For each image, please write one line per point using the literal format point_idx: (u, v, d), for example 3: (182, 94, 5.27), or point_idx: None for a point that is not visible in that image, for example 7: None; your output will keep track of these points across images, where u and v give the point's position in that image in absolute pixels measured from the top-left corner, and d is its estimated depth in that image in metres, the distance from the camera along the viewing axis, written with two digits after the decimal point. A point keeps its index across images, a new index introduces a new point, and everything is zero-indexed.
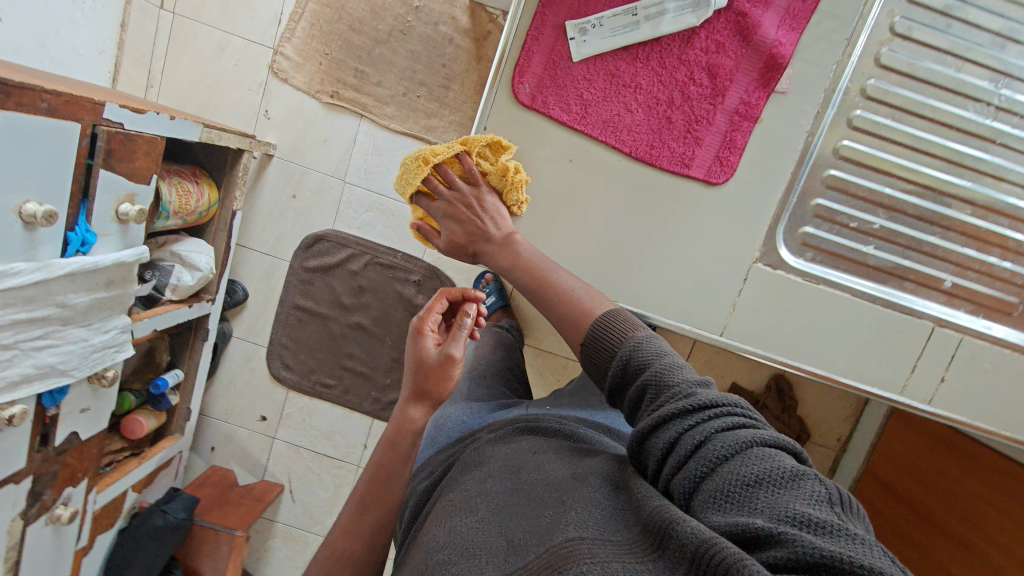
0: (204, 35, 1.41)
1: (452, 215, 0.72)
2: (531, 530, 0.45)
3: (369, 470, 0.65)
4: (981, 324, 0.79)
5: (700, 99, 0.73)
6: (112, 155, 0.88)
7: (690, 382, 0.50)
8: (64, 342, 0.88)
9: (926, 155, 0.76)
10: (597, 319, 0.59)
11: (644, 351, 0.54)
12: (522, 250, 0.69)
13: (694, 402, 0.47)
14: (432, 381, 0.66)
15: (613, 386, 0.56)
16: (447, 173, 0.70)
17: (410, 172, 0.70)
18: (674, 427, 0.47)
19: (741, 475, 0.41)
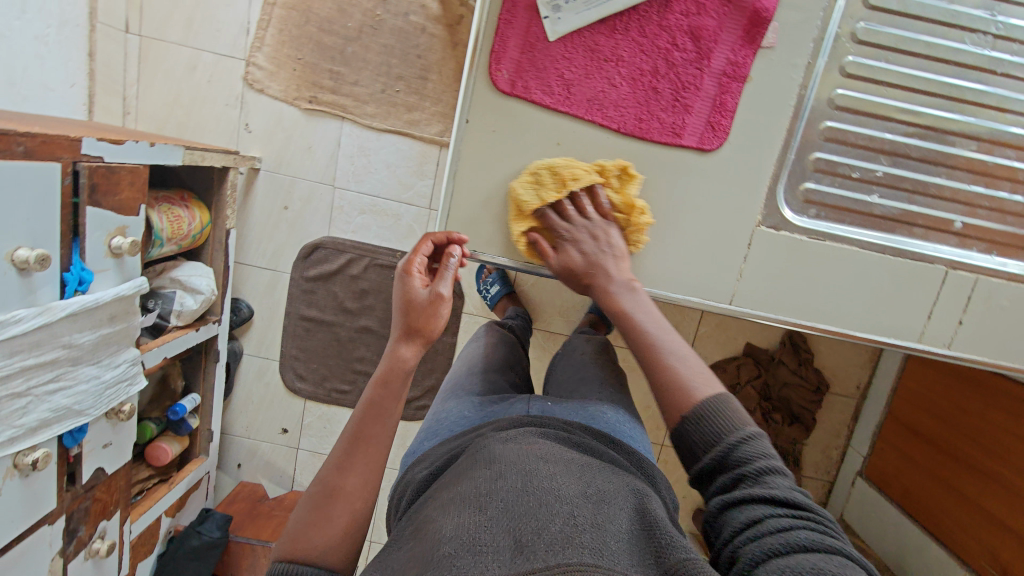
0: (173, 54, 1.38)
1: (575, 242, 0.71)
2: (541, 535, 0.46)
3: (360, 406, 0.63)
4: (996, 262, 0.77)
5: (685, 64, 0.70)
6: (97, 191, 0.87)
7: (788, 487, 0.53)
8: (76, 382, 0.89)
9: (924, 94, 0.73)
10: (711, 399, 0.58)
11: (752, 449, 0.55)
12: (633, 311, 0.67)
13: (789, 500, 0.51)
14: (423, 315, 0.66)
15: (702, 466, 0.58)
16: (582, 199, 0.72)
17: (545, 187, 0.72)
18: (763, 512, 0.51)
19: (818, 567, 0.45)
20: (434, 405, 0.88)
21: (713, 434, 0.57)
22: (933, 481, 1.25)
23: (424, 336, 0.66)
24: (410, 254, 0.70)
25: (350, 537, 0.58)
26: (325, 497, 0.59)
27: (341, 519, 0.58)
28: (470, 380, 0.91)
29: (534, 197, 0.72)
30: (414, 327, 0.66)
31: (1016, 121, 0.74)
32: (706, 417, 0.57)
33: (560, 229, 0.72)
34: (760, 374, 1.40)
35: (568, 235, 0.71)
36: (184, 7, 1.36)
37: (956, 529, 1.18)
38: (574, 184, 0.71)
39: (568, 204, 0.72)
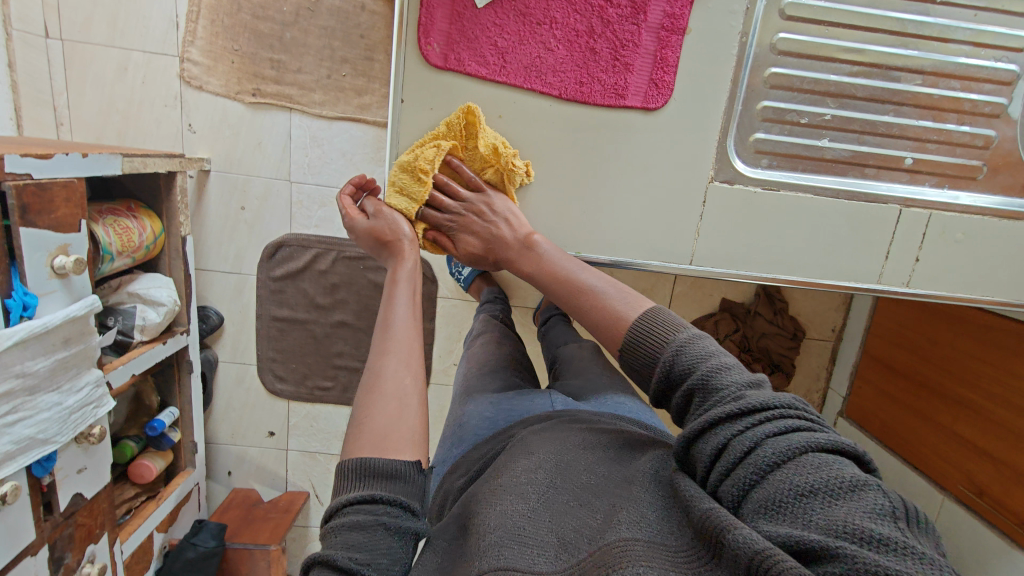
0: (101, 57, 1.31)
1: (464, 227, 0.75)
2: (583, 531, 0.47)
3: (386, 302, 0.68)
4: (947, 196, 0.77)
5: (621, 21, 0.68)
6: (28, 211, 0.82)
7: (740, 383, 0.50)
8: (37, 411, 0.85)
9: (866, 31, 0.72)
10: (635, 323, 0.59)
11: (690, 361, 0.52)
12: (538, 264, 0.69)
13: (742, 407, 0.47)
14: (392, 230, 0.74)
15: (662, 396, 0.55)
16: (447, 184, 0.74)
17: (409, 186, 0.73)
18: (722, 432, 0.47)
19: (793, 485, 0.41)
20: (451, 412, 0.89)
21: (653, 355, 0.56)
22: (909, 413, 1.29)
23: (409, 240, 0.74)
24: (344, 216, 0.77)
25: (411, 408, 0.59)
26: (374, 377, 0.61)
27: (394, 393, 0.59)
28: (478, 379, 0.91)
29: (409, 205, 0.74)
30: (393, 242, 0.74)
31: (959, 51, 0.73)
32: (636, 340, 0.58)
33: (444, 222, 0.76)
34: (738, 328, 1.41)
35: (455, 223, 0.75)
36: (105, 5, 1.27)
37: (932, 457, 1.22)
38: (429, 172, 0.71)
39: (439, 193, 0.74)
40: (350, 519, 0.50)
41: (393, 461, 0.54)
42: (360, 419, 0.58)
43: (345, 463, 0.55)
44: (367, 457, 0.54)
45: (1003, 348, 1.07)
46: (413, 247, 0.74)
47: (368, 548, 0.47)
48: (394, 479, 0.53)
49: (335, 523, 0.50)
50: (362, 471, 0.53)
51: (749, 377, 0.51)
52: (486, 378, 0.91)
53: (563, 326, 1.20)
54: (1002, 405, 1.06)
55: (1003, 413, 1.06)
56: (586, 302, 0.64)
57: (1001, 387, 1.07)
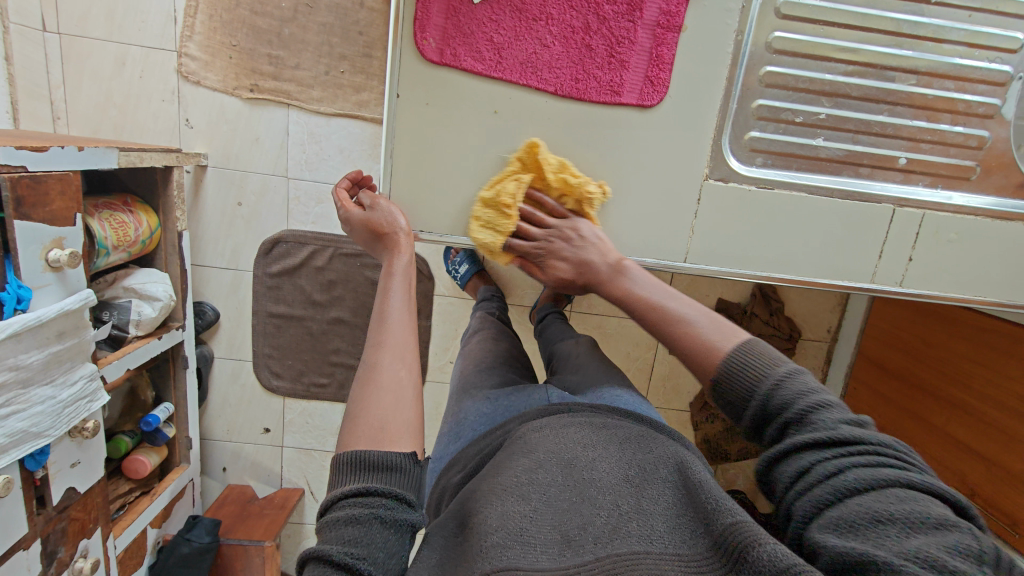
0: (99, 51, 1.30)
1: (552, 253, 0.70)
2: (587, 529, 0.49)
3: (381, 295, 0.67)
4: (941, 196, 0.78)
5: (617, 18, 0.68)
6: (23, 203, 0.82)
7: (838, 418, 0.49)
8: (30, 405, 0.85)
9: (861, 31, 0.72)
10: (728, 353, 0.55)
11: (788, 391, 0.51)
12: (633, 292, 0.63)
13: (834, 438, 0.47)
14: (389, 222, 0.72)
15: (750, 423, 0.54)
16: (532, 213, 0.71)
17: (497, 223, 0.72)
18: (809, 456, 0.48)
19: (874, 512, 0.43)
20: (448, 408, 0.89)
21: (748, 385, 0.53)
22: (902, 414, 1.29)
23: (405, 233, 0.72)
24: (342, 208, 0.76)
25: (408, 401, 0.59)
26: (370, 370, 0.61)
27: (390, 385, 0.59)
28: (475, 375, 0.91)
29: (495, 237, 0.72)
30: (389, 235, 0.71)
31: (954, 51, 0.73)
32: (732, 372, 0.54)
33: (531, 253, 0.71)
34: None
35: (543, 249, 0.70)
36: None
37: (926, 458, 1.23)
38: (512, 201, 0.70)
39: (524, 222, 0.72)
40: (345, 512, 0.50)
41: (388, 454, 0.54)
42: (356, 413, 0.58)
43: (339, 456, 0.55)
44: (361, 449, 0.54)
45: (996, 349, 1.07)
46: (408, 240, 0.71)
47: (364, 542, 0.48)
48: (388, 471, 0.53)
49: (330, 517, 0.50)
50: (356, 464, 0.53)
51: (850, 415, 0.50)
52: (483, 375, 0.91)
53: (559, 324, 1.20)
54: (994, 405, 1.07)
55: (996, 414, 1.06)
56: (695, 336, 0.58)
57: (995, 389, 1.07)
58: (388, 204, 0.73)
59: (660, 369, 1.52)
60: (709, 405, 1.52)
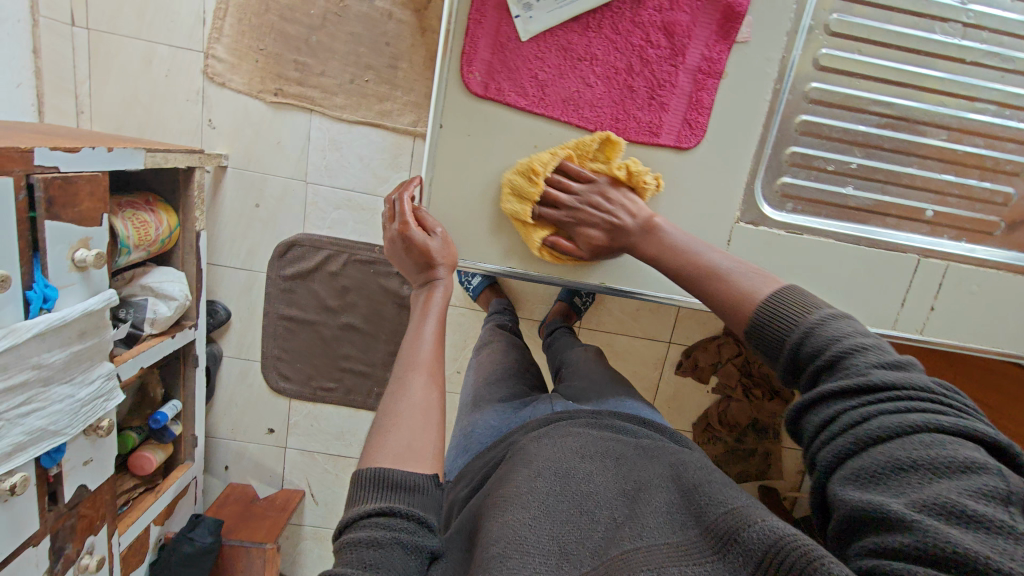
0: (127, 48, 1.31)
1: (582, 221, 0.73)
2: (584, 543, 0.50)
3: (417, 319, 0.69)
4: (964, 249, 0.79)
5: (659, 62, 0.71)
6: (54, 204, 0.83)
7: (874, 362, 0.50)
8: (49, 403, 0.86)
9: (896, 85, 0.74)
10: (762, 304, 0.58)
11: (819, 335, 0.53)
12: (671, 242, 0.68)
13: (864, 382, 0.48)
14: (437, 255, 0.72)
15: (785, 369, 0.56)
16: (563, 181, 0.73)
17: (524, 188, 0.73)
18: (837, 405, 0.49)
19: (897, 458, 0.44)
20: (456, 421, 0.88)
21: (782, 331, 0.56)
22: None
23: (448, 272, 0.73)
24: (399, 220, 0.72)
25: (437, 425, 0.60)
26: (400, 389, 0.61)
27: (421, 404, 0.60)
28: (483, 390, 0.90)
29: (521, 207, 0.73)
30: (433, 269, 0.71)
31: (985, 109, 0.75)
32: (761, 322, 0.58)
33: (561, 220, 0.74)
34: (739, 352, 1.46)
35: (572, 214, 0.73)
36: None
37: None
38: (545, 170, 0.72)
39: (552, 190, 0.73)
40: (367, 534, 0.49)
41: (411, 474, 0.54)
42: (384, 430, 0.58)
43: (362, 471, 0.55)
44: (384, 468, 0.54)
45: (1009, 394, 1.08)
46: (449, 281, 0.73)
47: (384, 567, 0.46)
48: (412, 492, 0.53)
49: (350, 537, 0.49)
50: (379, 481, 0.53)
51: (889, 358, 0.50)
52: (490, 388, 0.91)
53: (569, 337, 1.20)
54: None
55: None
56: (711, 288, 0.64)
57: (1003, 431, 1.08)
58: (446, 239, 0.74)
59: (666, 390, 1.53)
60: (712, 427, 1.53)
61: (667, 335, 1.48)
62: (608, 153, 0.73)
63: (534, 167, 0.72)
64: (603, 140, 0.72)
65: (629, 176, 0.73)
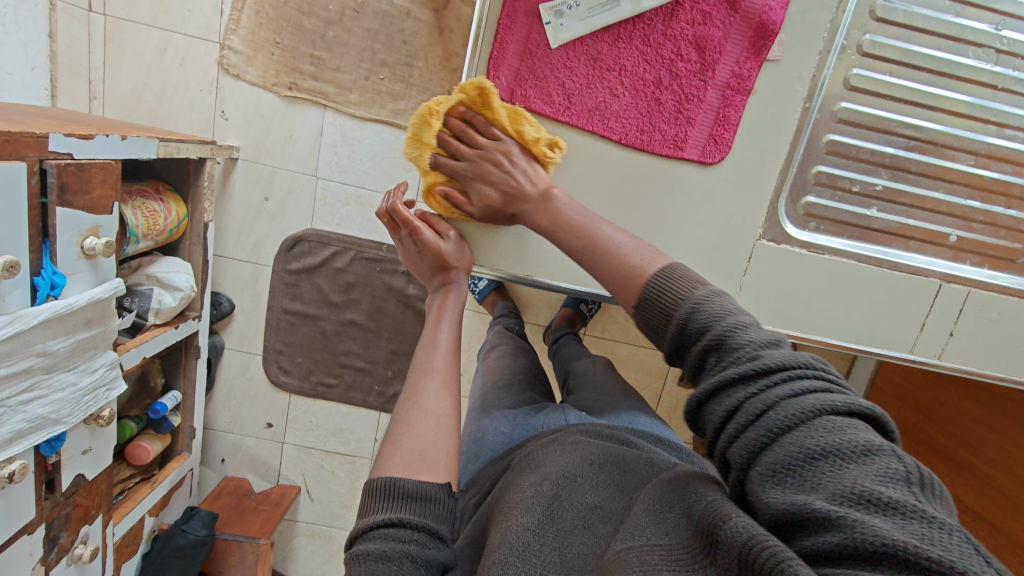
0: (141, 36, 1.31)
1: (480, 177, 0.70)
2: (587, 556, 0.49)
3: (432, 323, 0.69)
4: (985, 275, 0.80)
5: (689, 75, 0.71)
6: (66, 190, 0.82)
7: (759, 343, 0.49)
8: (51, 391, 0.85)
9: (924, 109, 0.75)
10: (650, 282, 0.57)
11: (703, 317, 0.51)
12: (564, 213, 0.66)
13: (758, 367, 0.46)
14: (455, 257, 0.72)
15: (674, 352, 0.54)
16: (464, 131, 0.70)
17: (418, 130, 0.71)
18: (737, 393, 0.47)
19: (805, 448, 0.41)
20: (466, 427, 0.87)
21: (668, 313, 0.54)
22: None
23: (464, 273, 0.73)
24: (406, 229, 0.71)
25: (449, 431, 0.59)
26: (414, 394, 0.61)
27: (433, 412, 0.59)
28: (492, 394, 0.90)
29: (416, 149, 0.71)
30: (452, 270, 0.72)
31: (1013, 136, 0.76)
32: (651, 299, 0.56)
33: (458, 173, 0.71)
34: None
35: (469, 170, 0.70)
36: None
37: None
38: (439, 113, 0.68)
39: (450, 139, 0.70)
40: (376, 547, 0.47)
41: (422, 483, 0.53)
42: (396, 436, 0.58)
43: (373, 482, 0.54)
44: (395, 478, 0.53)
45: (1014, 418, 1.08)
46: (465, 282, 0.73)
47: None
48: (422, 502, 0.52)
49: (360, 551, 0.48)
50: (389, 492, 0.52)
51: (767, 338, 0.50)
52: (500, 393, 0.90)
53: (575, 345, 1.20)
54: (1005, 473, 1.08)
55: (1006, 481, 1.07)
56: (598, 255, 0.62)
57: (1007, 455, 1.08)
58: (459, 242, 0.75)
59: (667, 400, 1.53)
60: None
61: None
62: (510, 114, 0.69)
63: (429, 110, 0.69)
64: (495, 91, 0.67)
65: (529, 145, 0.69)
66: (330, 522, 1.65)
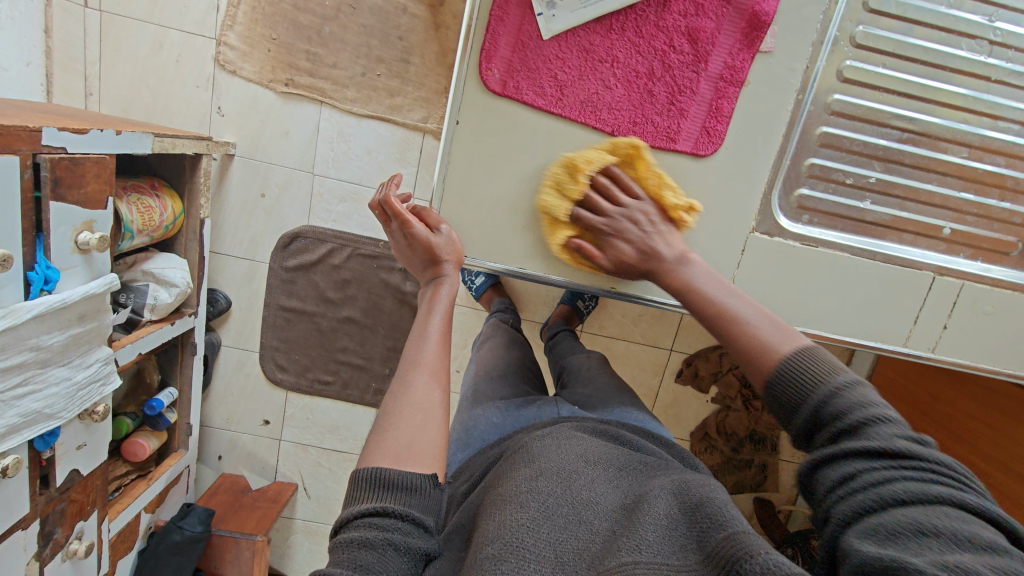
0: (137, 32, 1.30)
1: (619, 234, 0.71)
2: (582, 554, 0.48)
3: (422, 315, 0.68)
4: (980, 267, 0.80)
5: (682, 67, 0.71)
6: (60, 184, 0.82)
7: (897, 432, 0.48)
8: (45, 386, 0.85)
9: (917, 101, 0.75)
10: (788, 355, 0.56)
11: (847, 400, 0.51)
12: (695, 283, 0.66)
13: (886, 447, 0.46)
14: (444, 250, 0.71)
15: (799, 426, 0.54)
16: (608, 186, 0.72)
17: (564, 181, 0.73)
18: (857, 464, 0.47)
19: (917, 522, 0.41)
20: (456, 418, 0.86)
21: (804, 387, 0.53)
22: None
23: (454, 266, 0.72)
24: (398, 222, 0.71)
25: (438, 424, 0.59)
26: (404, 386, 0.61)
27: (422, 404, 0.59)
28: (485, 385, 0.90)
29: (557, 200, 0.73)
30: (442, 263, 0.71)
31: (1006, 128, 0.76)
32: (782, 372, 0.55)
33: (598, 226, 0.72)
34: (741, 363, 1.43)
35: (611, 225, 0.71)
36: None
37: None
38: (590, 171, 0.72)
39: (595, 195, 0.72)
40: (360, 535, 0.49)
41: (408, 474, 0.54)
42: (384, 427, 0.58)
43: (359, 471, 0.55)
44: (380, 467, 0.54)
45: (1009, 414, 1.08)
46: (456, 275, 0.72)
47: (375, 568, 0.46)
48: (407, 492, 0.53)
49: (343, 537, 0.49)
50: (376, 481, 0.53)
51: (907, 433, 0.49)
52: (493, 385, 0.90)
53: (571, 341, 1.19)
54: (1000, 468, 1.08)
55: (1000, 477, 1.07)
56: (733, 328, 0.61)
57: (1002, 450, 1.08)
58: (450, 235, 0.73)
59: (664, 397, 1.53)
60: (709, 436, 1.52)
61: (669, 343, 1.48)
62: (655, 178, 0.72)
63: (580, 165, 0.72)
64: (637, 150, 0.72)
65: (670, 209, 0.72)
66: (327, 519, 1.65)
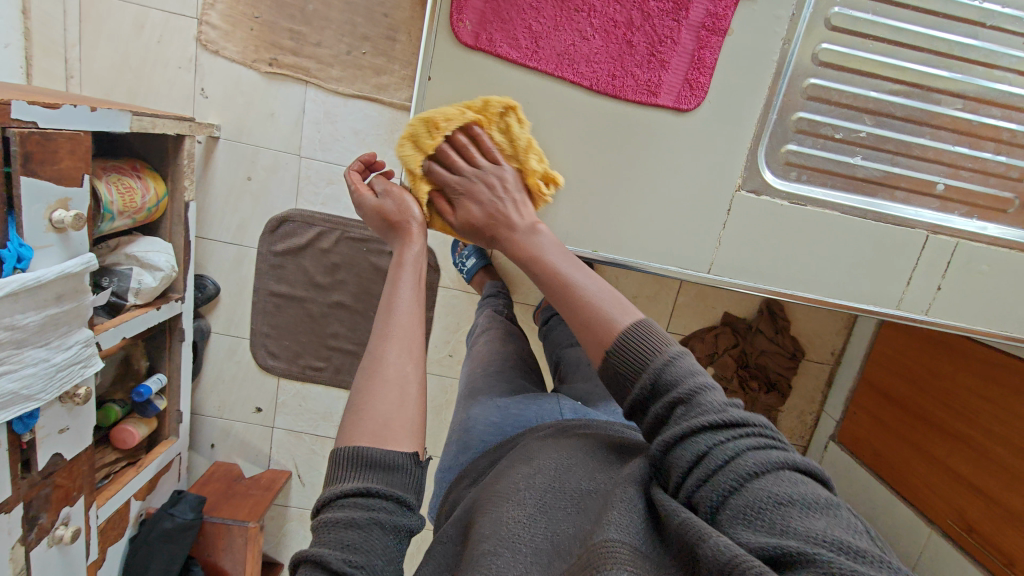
0: (117, 12, 1.28)
1: (470, 195, 0.68)
2: (576, 535, 0.46)
3: (389, 284, 0.64)
4: (976, 226, 0.78)
5: (662, 16, 0.69)
6: (31, 159, 0.80)
7: (723, 400, 0.49)
8: (21, 366, 0.83)
9: (907, 49, 0.73)
10: (625, 332, 0.53)
11: (679, 371, 0.50)
12: (541, 250, 0.62)
13: (726, 419, 0.46)
14: (397, 213, 0.69)
15: (635, 406, 0.52)
16: (464, 148, 0.68)
17: (420, 135, 0.68)
18: (703, 440, 0.46)
19: (774, 494, 0.41)
20: (454, 418, 0.84)
21: (641, 363, 0.52)
22: (904, 443, 1.27)
23: (414, 223, 0.69)
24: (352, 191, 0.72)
25: (414, 396, 0.57)
26: (378, 360, 0.58)
27: (397, 379, 0.57)
28: (482, 381, 0.87)
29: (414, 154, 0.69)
30: (399, 225, 0.69)
31: (1001, 78, 0.74)
32: (623, 350, 0.53)
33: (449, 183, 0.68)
34: (737, 343, 1.39)
35: (462, 188, 0.67)
36: None
37: (920, 487, 1.22)
38: (446, 128, 0.67)
39: (449, 152, 0.68)
40: (345, 515, 0.48)
41: (389, 452, 0.52)
42: (359, 404, 0.56)
43: (339, 450, 0.53)
44: (361, 446, 0.52)
45: (1007, 386, 1.06)
46: (419, 231, 0.69)
47: (364, 549, 0.46)
48: (390, 472, 0.52)
49: (327, 518, 0.48)
50: (357, 461, 0.51)
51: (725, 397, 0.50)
52: (490, 381, 0.87)
53: (565, 327, 1.17)
54: (995, 439, 1.06)
55: (1000, 451, 1.05)
56: (572, 301, 0.57)
57: (993, 418, 1.08)
58: (400, 193, 0.70)
59: None
60: None
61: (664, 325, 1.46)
62: (521, 141, 0.69)
63: (436, 120, 0.67)
64: (506, 106, 0.69)
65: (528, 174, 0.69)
66: None
